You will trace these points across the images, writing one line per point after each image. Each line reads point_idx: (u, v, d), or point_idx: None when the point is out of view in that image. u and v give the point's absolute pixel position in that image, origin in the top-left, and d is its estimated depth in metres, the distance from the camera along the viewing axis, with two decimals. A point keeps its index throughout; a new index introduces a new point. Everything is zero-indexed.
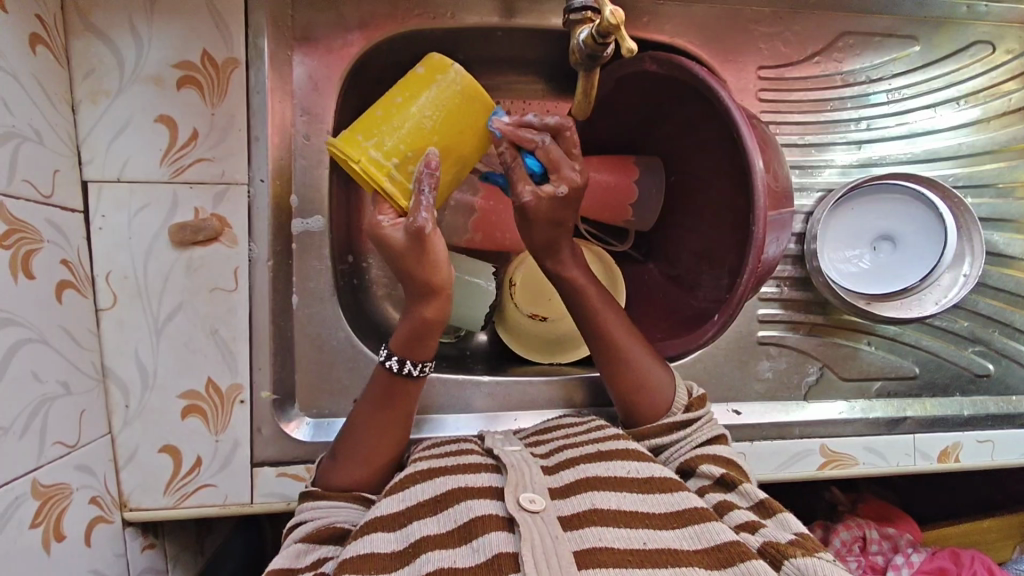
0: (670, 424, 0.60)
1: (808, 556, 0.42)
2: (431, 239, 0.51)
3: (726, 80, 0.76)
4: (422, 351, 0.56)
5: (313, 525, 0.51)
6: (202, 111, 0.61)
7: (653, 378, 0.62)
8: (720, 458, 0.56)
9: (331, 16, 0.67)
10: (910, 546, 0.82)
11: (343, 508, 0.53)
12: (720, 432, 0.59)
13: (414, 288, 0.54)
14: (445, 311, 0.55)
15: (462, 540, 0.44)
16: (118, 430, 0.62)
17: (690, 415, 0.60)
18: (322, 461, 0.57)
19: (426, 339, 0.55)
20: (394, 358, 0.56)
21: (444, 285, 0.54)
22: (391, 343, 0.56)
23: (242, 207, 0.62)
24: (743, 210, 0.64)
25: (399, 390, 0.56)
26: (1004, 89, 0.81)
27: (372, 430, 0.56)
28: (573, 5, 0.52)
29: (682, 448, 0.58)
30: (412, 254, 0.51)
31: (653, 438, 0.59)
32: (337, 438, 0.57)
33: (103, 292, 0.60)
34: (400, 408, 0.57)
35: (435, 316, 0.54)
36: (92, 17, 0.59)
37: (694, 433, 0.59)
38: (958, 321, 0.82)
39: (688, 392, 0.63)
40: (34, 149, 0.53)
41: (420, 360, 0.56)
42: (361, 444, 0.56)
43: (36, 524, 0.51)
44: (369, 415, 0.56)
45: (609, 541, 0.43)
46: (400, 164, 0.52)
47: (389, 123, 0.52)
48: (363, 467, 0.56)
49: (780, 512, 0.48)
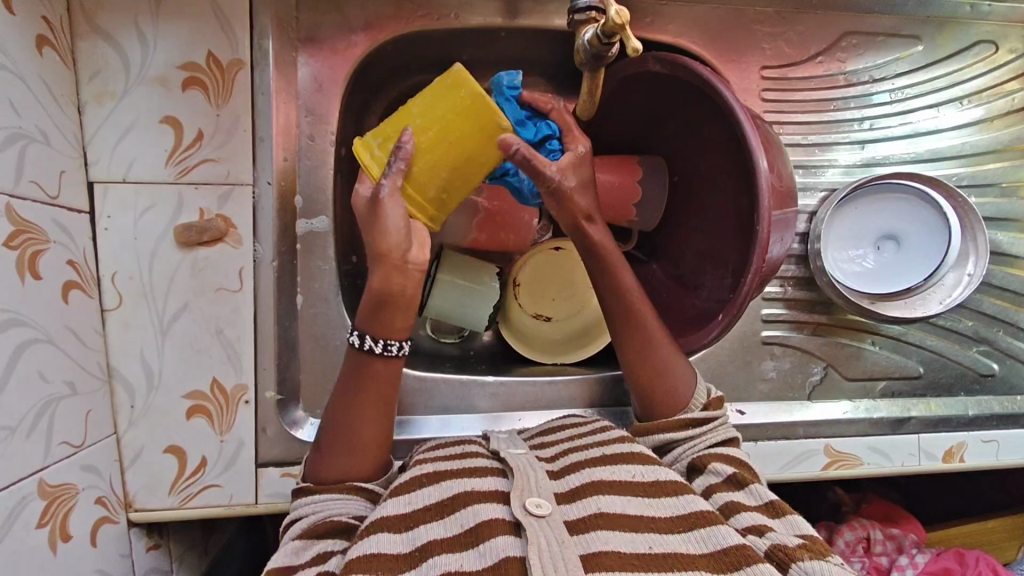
0: (687, 421, 0.59)
1: (817, 560, 0.42)
2: (383, 204, 0.52)
3: (730, 80, 0.76)
4: (387, 329, 0.55)
5: (309, 521, 0.51)
6: (207, 113, 0.61)
7: (673, 367, 0.62)
8: (734, 459, 0.56)
9: (336, 17, 0.67)
10: (915, 546, 0.82)
11: (341, 501, 0.52)
12: (733, 436, 0.59)
13: (373, 258, 0.54)
14: (399, 284, 0.54)
15: (468, 545, 0.44)
16: (124, 430, 0.62)
17: (708, 414, 0.60)
18: (309, 456, 0.57)
19: (385, 314, 0.55)
20: (356, 334, 0.56)
21: (394, 253, 0.53)
22: (357, 321, 0.56)
23: (247, 207, 0.63)
24: (748, 210, 0.64)
25: (366, 369, 0.56)
26: (1007, 88, 0.81)
27: (345, 410, 0.56)
28: (578, 5, 0.52)
29: (697, 447, 0.58)
30: (368, 216, 0.53)
31: (671, 433, 0.59)
32: (319, 427, 0.57)
33: (109, 292, 0.61)
34: (372, 392, 0.56)
35: (385, 286, 0.54)
36: (98, 18, 0.59)
37: (710, 433, 0.59)
38: (963, 321, 0.82)
39: (706, 392, 0.62)
40: (41, 150, 0.53)
41: (384, 337, 0.55)
42: (340, 426, 0.55)
43: (43, 523, 0.51)
44: (343, 395, 0.56)
45: (615, 544, 0.43)
46: (384, 141, 0.53)
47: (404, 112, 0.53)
48: (343, 452, 0.55)
49: (787, 514, 0.49)
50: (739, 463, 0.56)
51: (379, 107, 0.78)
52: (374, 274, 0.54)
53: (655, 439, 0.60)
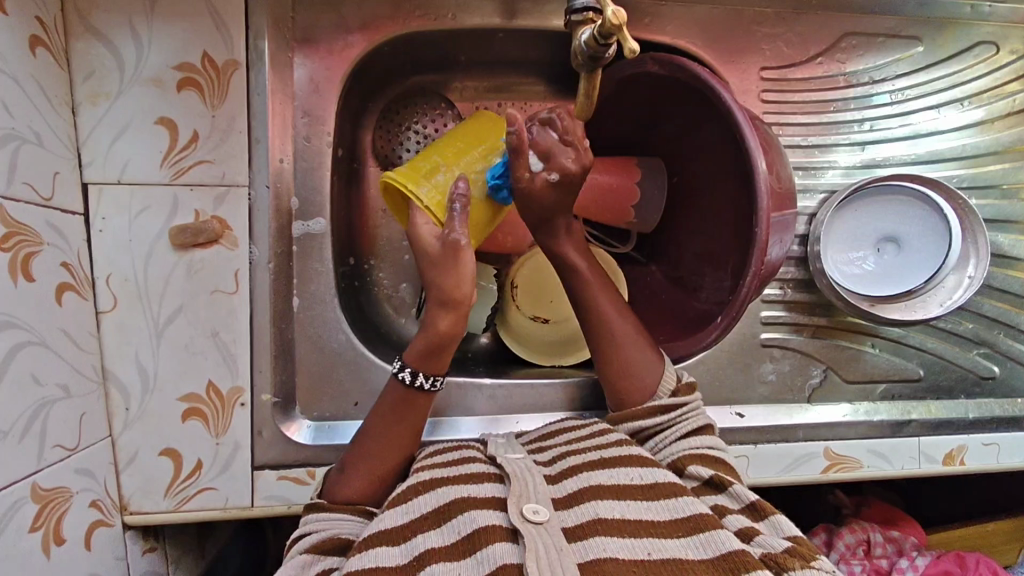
0: (651, 409, 0.60)
1: (807, 569, 0.42)
2: (464, 255, 0.53)
3: (729, 81, 0.76)
4: (435, 365, 0.56)
5: (317, 537, 0.50)
6: (202, 113, 0.61)
7: (639, 365, 0.62)
8: (707, 457, 0.55)
9: (333, 17, 0.66)
10: (915, 549, 0.81)
11: (349, 521, 0.52)
12: (706, 422, 0.59)
13: (434, 299, 0.54)
14: (460, 329, 0.56)
15: (466, 552, 0.43)
16: (119, 433, 0.62)
17: (675, 400, 0.60)
18: (331, 473, 0.57)
19: (441, 354, 0.56)
20: (407, 370, 0.56)
21: (464, 301, 0.54)
22: (406, 356, 0.56)
23: (243, 208, 0.62)
24: (746, 209, 0.63)
25: (410, 403, 0.56)
26: (1008, 88, 0.81)
27: (377, 433, 0.56)
28: (576, 4, 0.51)
29: (667, 437, 0.58)
30: (442, 264, 0.53)
31: (640, 421, 0.59)
32: (348, 446, 0.57)
33: (103, 295, 0.60)
34: (407, 425, 0.57)
35: (450, 331, 0.55)
36: (93, 18, 0.59)
37: (680, 420, 0.59)
38: (963, 323, 0.81)
39: (675, 378, 0.62)
40: (33, 151, 0.52)
41: (434, 374, 0.56)
42: (369, 446, 0.56)
43: (36, 527, 0.51)
44: (376, 424, 0.57)
45: (611, 551, 0.43)
46: (436, 181, 0.54)
47: (453, 151, 0.56)
48: (364, 474, 0.55)
49: (771, 514, 0.48)
50: (708, 459, 0.55)
51: (376, 107, 0.77)
52: (440, 318, 0.54)
53: (629, 427, 0.60)
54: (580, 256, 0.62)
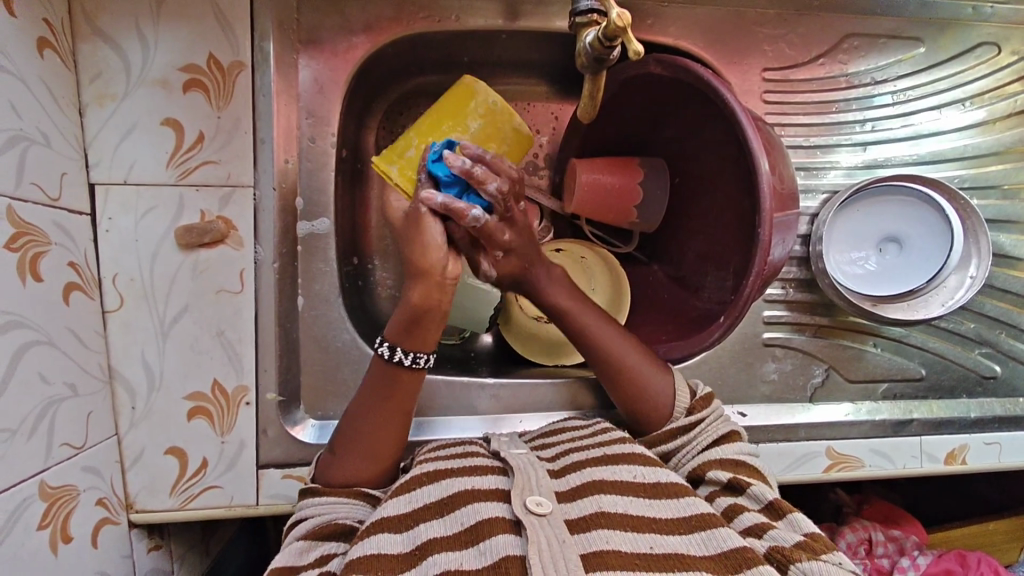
0: (672, 431, 0.59)
1: (815, 560, 0.42)
2: (425, 220, 0.52)
3: (731, 81, 0.76)
4: (414, 339, 0.54)
5: (314, 523, 0.51)
6: (207, 114, 0.61)
7: (650, 385, 0.61)
8: (727, 462, 0.55)
9: (337, 18, 0.67)
10: (916, 548, 0.81)
11: (346, 504, 0.53)
12: (728, 430, 0.58)
13: (408, 272, 0.54)
14: (440, 300, 0.54)
15: (469, 543, 0.44)
16: (125, 431, 0.62)
17: (693, 419, 0.59)
18: (324, 454, 0.57)
19: (419, 327, 0.54)
20: (387, 346, 0.55)
21: (435, 270, 0.53)
22: (387, 331, 0.55)
23: (248, 209, 0.63)
24: (749, 209, 0.63)
25: (392, 383, 0.55)
26: (1009, 89, 0.81)
27: (361, 420, 0.55)
28: (580, 7, 0.51)
29: (690, 452, 0.57)
30: (405, 237, 0.54)
31: (661, 445, 0.59)
32: (337, 429, 0.57)
33: (110, 294, 0.61)
34: (394, 403, 0.56)
35: (424, 302, 0.53)
36: (99, 21, 0.59)
37: (699, 435, 0.58)
38: (965, 323, 0.82)
39: (690, 393, 0.61)
40: (42, 152, 0.53)
41: (414, 350, 0.55)
42: (355, 433, 0.55)
43: (44, 525, 0.51)
44: (361, 403, 0.56)
45: (616, 544, 0.43)
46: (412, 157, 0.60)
47: (428, 123, 0.61)
48: (360, 458, 0.55)
49: (790, 513, 0.48)
50: (735, 464, 0.55)
51: (379, 108, 0.78)
52: (412, 291, 0.53)
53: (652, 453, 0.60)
54: (568, 298, 0.62)
